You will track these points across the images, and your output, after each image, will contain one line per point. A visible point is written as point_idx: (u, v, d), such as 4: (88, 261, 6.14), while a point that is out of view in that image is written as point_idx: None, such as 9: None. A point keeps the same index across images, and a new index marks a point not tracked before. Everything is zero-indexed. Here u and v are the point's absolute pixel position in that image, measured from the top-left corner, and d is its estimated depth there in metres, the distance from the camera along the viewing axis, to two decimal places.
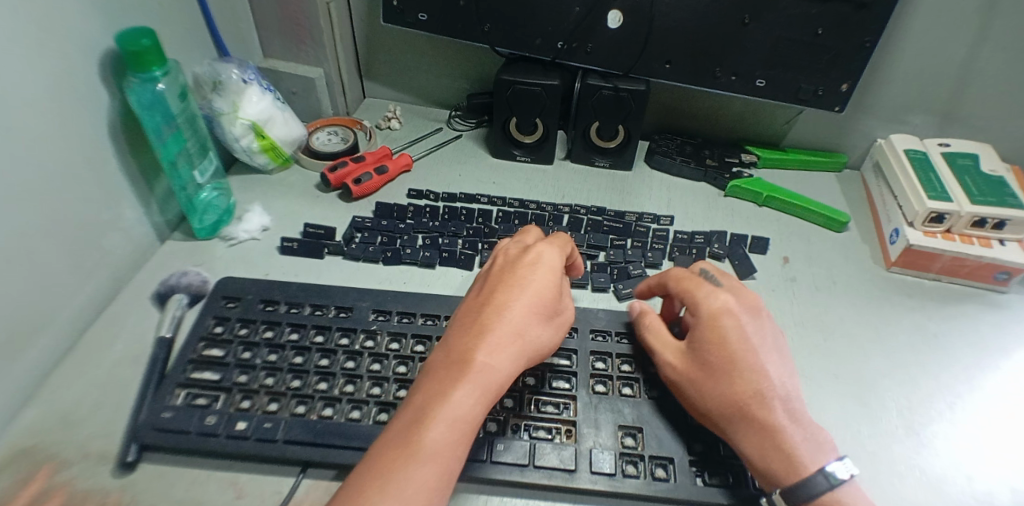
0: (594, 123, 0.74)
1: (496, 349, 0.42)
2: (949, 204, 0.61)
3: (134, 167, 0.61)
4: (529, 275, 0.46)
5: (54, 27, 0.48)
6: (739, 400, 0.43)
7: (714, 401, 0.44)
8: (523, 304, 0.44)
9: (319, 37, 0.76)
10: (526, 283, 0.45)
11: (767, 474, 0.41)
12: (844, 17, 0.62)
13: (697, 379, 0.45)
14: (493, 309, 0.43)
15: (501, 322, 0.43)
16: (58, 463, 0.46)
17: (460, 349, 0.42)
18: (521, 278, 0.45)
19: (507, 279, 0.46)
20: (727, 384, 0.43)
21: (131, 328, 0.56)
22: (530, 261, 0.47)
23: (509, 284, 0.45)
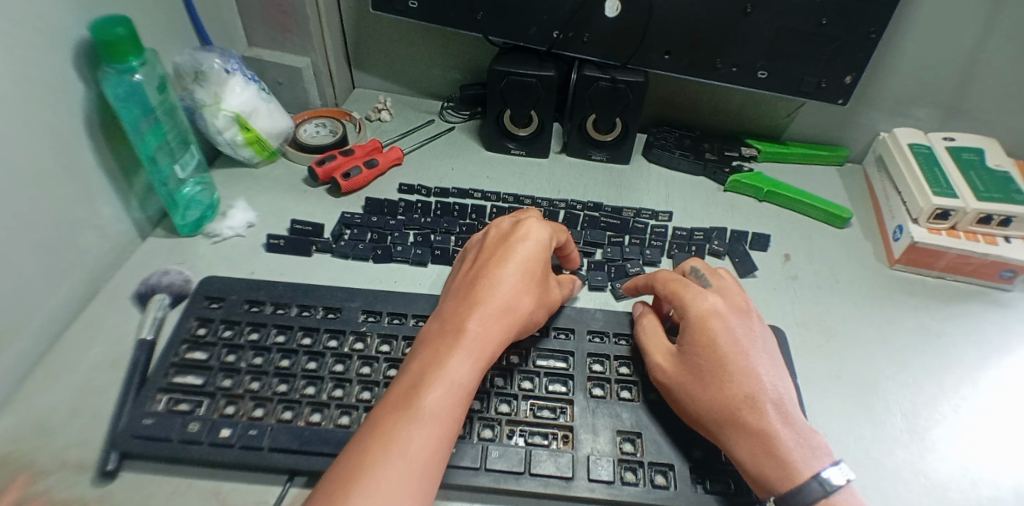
0: (591, 115, 0.72)
1: (489, 317, 0.43)
2: (954, 201, 0.60)
3: (112, 162, 0.58)
4: (518, 250, 0.47)
5: (22, 16, 0.45)
6: (728, 403, 0.42)
7: (704, 406, 0.43)
8: (512, 276, 0.46)
9: (305, 25, 0.73)
10: (516, 257, 0.47)
11: (760, 480, 0.40)
12: (850, 7, 0.60)
13: (684, 383, 0.44)
14: (485, 281, 0.45)
15: (492, 294, 0.45)
16: (33, 473, 0.44)
17: (455, 319, 0.43)
18: (511, 253, 0.47)
19: (499, 254, 0.47)
20: (716, 388, 0.42)
21: (111, 330, 0.54)
22: (518, 237, 0.49)
23: (499, 259, 0.47)
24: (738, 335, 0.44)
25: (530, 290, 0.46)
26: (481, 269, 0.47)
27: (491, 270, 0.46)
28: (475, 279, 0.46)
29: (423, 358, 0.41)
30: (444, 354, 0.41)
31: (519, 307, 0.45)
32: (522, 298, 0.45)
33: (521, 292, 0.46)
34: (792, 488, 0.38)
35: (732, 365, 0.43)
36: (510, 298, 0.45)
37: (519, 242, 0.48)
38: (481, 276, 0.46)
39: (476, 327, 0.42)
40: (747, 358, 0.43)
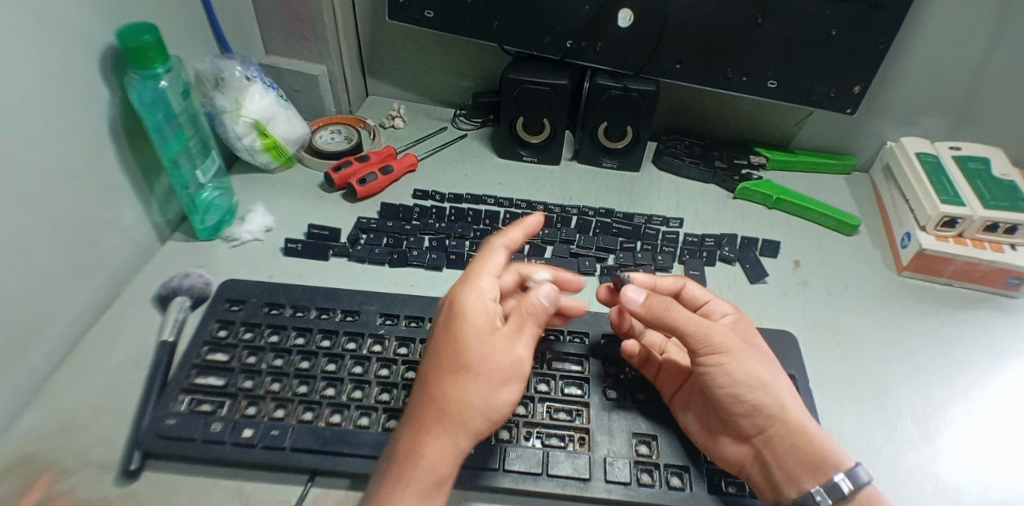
0: (603, 123, 0.73)
1: (443, 390, 0.40)
2: (962, 209, 0.61)
3: (135, 167, 0.59)
4: (460, 299, 0.43)
5: (54, 23, 0.46)
6: (779, 393, 0.43)
7: (758, 394, 0.43)
8: (474, 344, 0.41)
9: (322, 34, 0.75)
10: (457, 312, 0.42)
11: (803, 471, 0.41)
12: (858, 18, 0.62)
13: (740, 367, 0.43)
14: (429, 385, 0.40)
15: (436, 400, 0.39)
16: (56, 472, 0.44)
17: (418, 393, 0.41)
18: (452, 307, 0.43)
19: (442, 341, 0.41)
20: (761, 384, 0.43)
21: (132, 332, 0.55)
22: (458, 287, 0.44)
23: (451, 325, 0.41)
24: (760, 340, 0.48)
25: (480, 386, 0.40)
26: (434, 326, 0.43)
27: (440, 331, 0.42)
28: (429, 341, 0.43)
29: (396, 440, 0.40)
30: (409, 436, 0.39)
31: (474, 367, 0.40)
32: (471, 355, 0.40)
33: (471, 347, 0.41)
34: (847, 472, 0.39)
35: (768, 363, 0.45)
36: (458, 360, 0.40)
37: (458, 290, 0.44)
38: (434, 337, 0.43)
39: (436, 401, 0.39)
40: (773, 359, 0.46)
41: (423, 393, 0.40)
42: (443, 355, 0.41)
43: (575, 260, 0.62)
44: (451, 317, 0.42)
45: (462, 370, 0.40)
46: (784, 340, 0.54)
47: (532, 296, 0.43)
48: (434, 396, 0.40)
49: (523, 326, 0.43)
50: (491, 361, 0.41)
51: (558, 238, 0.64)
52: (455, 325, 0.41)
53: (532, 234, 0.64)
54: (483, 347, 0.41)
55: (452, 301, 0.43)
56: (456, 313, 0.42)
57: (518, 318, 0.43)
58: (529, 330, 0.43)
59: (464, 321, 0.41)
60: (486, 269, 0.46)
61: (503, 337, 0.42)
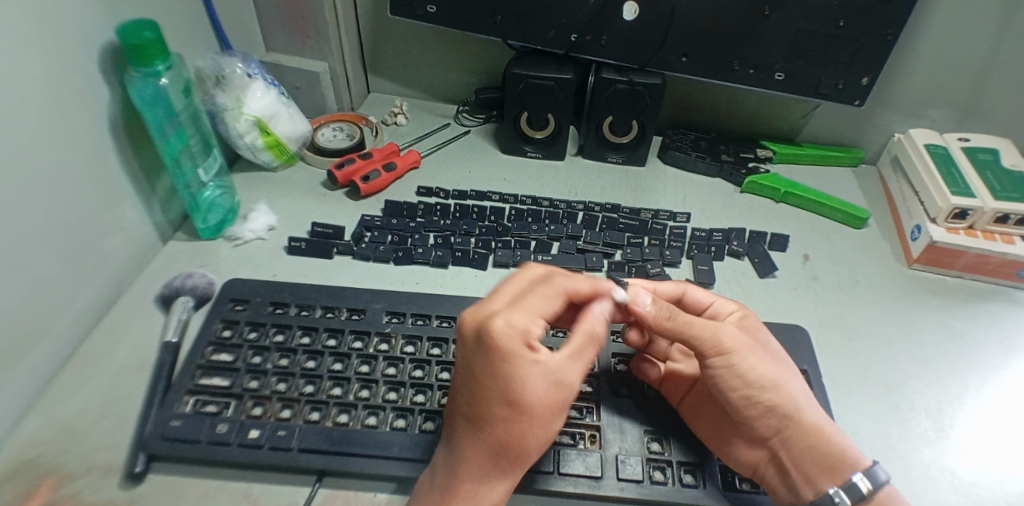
0: (608, 118, 0.72)
1: (498, 435, 0.38)
2: (973, 200, 0.61)
3: (136, 166, 0.58)
4: (516, 349, 0.38)
5: (52, 21, 0.46)
6: (791, 394, 0.42)
7: (772, 396, 0.42)
8: (533, 392, 0.38)
9: (324, 30, 0.74)
10: (511, 361, 0.38)
11: (820, 472, 0.40)
12: (867, 9, 0.61)
13: (755, 368, 0.42)
14: (480, 430, 0.38)
15: (490, 445, 0.38)
16: (60, 477, 0.44)
17: (465, 435, 0.39)
18: (504, 356, 0.38)
19: (491, 387, 0.38)
20: (774, 387, 0.42)
21: (135, 333, 0.54)
22: (505, 329, 0.39)
23: (501, 372, 0.38)
24: (768, 338, 0.46)
25: (537, 429, 0.39)
26: (474, 371, 0.39)
27: (489, 379, 0.38)
28: (471, 386, 0.39)
29: (441, 476, 0.39)
30: (461, 479, 0.38)
31: (531, 412, 0.38)
32: (529, 401, 0.38)
33: (528, 395, 0.38)
34: (865, 472, 0.39)
35: (780, 362, 0.44)
36: (515, 409, 0.38)
37: (506, 333, 0.38)
38: (477, 383, 0.39)
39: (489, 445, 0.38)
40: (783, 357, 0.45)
41: (471, 435, 0.39)
42: (496, 405, 0.38)
43: (582, 256, 0.61)
44: (506, 367, 0.38)
45: (520, 416, 0.38)
46: (795, 335, 0.53)
47: (593, 314, 0.44)
48: (488, 442, 0.38)
49: (582, 352, 0.41)
50: (551, 402, 0.39)
51: (564, 234, 0.63)
52: (512, 375, 0.38)
53: (538, 230, 0.63)
54: (543, 391, 0.38)
55: (502, 349, 0.38)
56: (511, 363, 0.38)
57: (578, 343, 0.41)
58: (588, 353, 0.42)
59: (522, 372, 0.38)
60: (532, 306, 0.41)
61: (564, 369, 0.40)
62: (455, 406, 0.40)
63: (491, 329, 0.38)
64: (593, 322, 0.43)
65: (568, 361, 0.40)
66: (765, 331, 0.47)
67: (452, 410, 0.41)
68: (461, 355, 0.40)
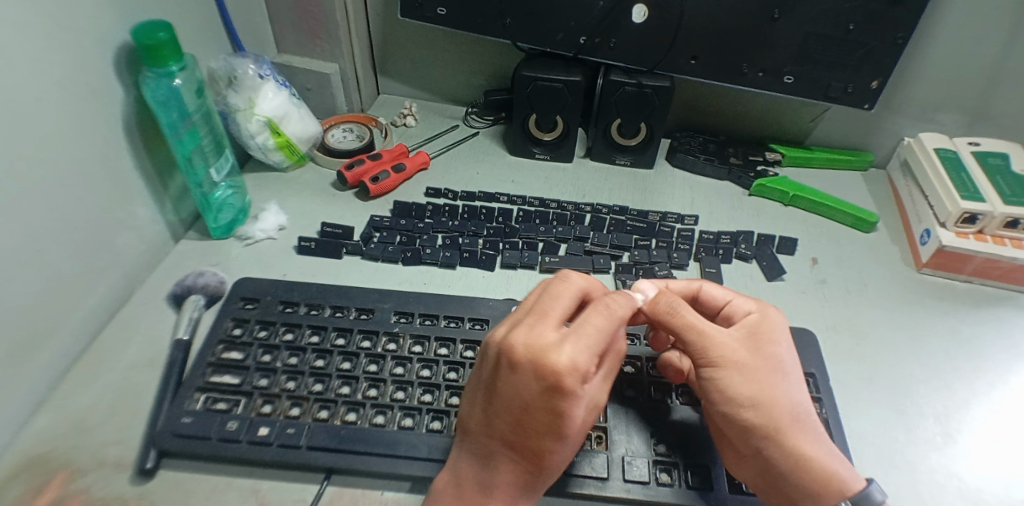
0: (616, 120, 0.72)
1: (538, 460, 0.40)
2: (982, 205, 0.60)
3: (149, 166, 0.59)
4: (578, 389, 0.38)
5: (68, 23, 0.47)
6: (777, 413, 0.41)
7: (752, 415, 0.41)
8: (578, 422, 0.39)
9: (335, 32, 0.75)
10: (573, 402, 0.38)
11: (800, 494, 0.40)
12: (876, 12, 0.61)
13: (736, 383, 0.41)
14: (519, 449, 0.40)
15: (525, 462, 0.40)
16: (72, 471, 0.44)
17: (505, 457, 0.40)
18: (566, 395, 0.38)
19: (541, 416, 0.39)
20: (756, 406, 0.41)
21: (146, 331, 0.55)
22: (571, 371, 0.38)
23: (558, 407, 0.38)
24: (781, 348, 0.44)
25: (572, 449, 0.41)
26: (530, 406, 0.39)
27: (545, 415, 0.39)
28: (523, 417, 0.39)
29: (471, 490, 0.40)
30: (495, 496, 0.40)
31: (571, 438, 0.40)
32: (575, 432, 0.40)
33: (577, 426, 0.39)
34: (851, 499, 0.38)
35: (779, 376, 0.42)
36: (562, 440, 0.39)
37: (571, 375, 0.38)
38: (530, 416, 0.39)
39: (526, 466, 0.40)
40: (791, 370, 0.43)
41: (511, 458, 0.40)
42: (546, 436, 0.39)
43: (589, 258, 0.61)
44: (566, 407, 0.38)
45: (563, 444, 0.40)
46: (803, 339, 0.53)
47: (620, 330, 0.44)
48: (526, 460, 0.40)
49: (615, 372, 0.42)
50: (588, 427, 0.41)
51: (572, 235, 0.64)
52: (566, 411, 0.38)
53: (545, 232, 0.64)
54: (587, 420, 0.40)
55: (565, 390, 0.38)
56: (571, 403, 0.38)
57: (613, 365, 0.42)
58: (618, 371, 0.43)
59: (576, 408, 0.39)
60: (593, 339, 0.40)
61: (602, 395, 0.41)
62: (493, 423, 0.40)
63: (556, 369, 0.37)
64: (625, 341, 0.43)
65: (604, 385, 0.41)
66: (781, 339, 0.45)
67: (489, 430, 0.41)
68: (511, 380, 0.39)
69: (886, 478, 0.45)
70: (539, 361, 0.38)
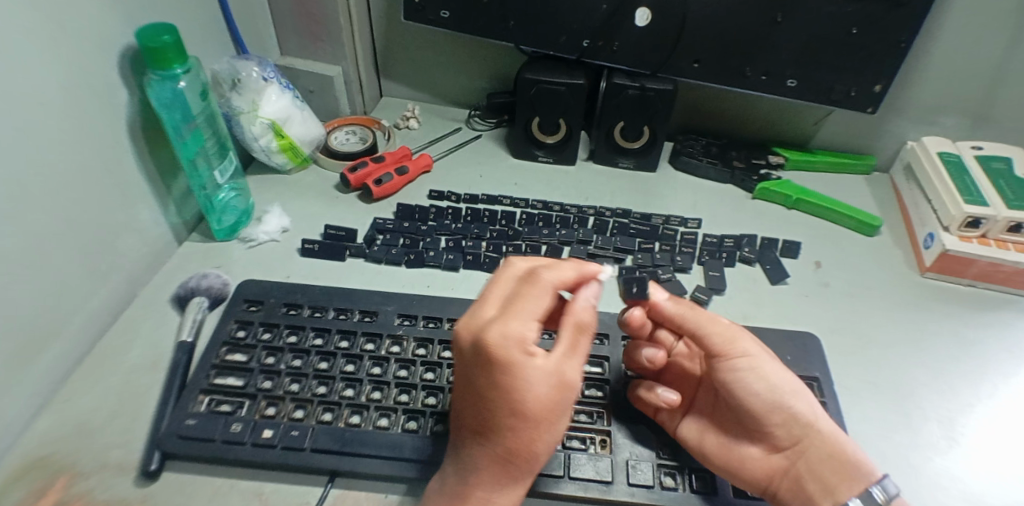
0: (619, 123, 0.73)
1: (503, 442, 0.39)
2: (985, 209, 0.60)
3: (153, 168, 0.59)
4: (513, 357, 0.37)
5: (74, 26, 0.47)
6: (809, 401, 0.44)
7: (793, 403, 0.44)
8: (533, 396, 0.37)
9: (338, 35, 0.75)
10: (513, 371, 0.37)
11: (836, 478, 0.42)
12: (879, 16, 0.61)
13: (774, 372, 0.44)
14: (488, 435, 0.39)
15: (498, 446, 0.39)
16: (75, 474, 0.44)
17: (474, 444, 0.40)
18: (503, 367, 0.37)
19: (493, 396, 0.38)
20: (792, 395, 0.44)
21: (149, 333, 0.55)
22: (500, 340, 0.37)
23: (502, 382, 0.37)
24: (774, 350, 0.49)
25: (544, 429, 0.39)
26: (477, 383, 0.38)
27: (491, 391, 0.38)
28: (474, 397, 0.39)
29: (452, 483, 0.40)
30: (473, 487, 0.39)
31: (534, 416, 0.38)
32: (531, 407, 0.38)
33: (531, 401, 0.38)
34: (882, 479, 0.40)
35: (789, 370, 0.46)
36: (517, 416, 0.38)
37: (501, 344, 0.37)
38: (480, 395, 0.38)
39: (496, 452, 0.39)
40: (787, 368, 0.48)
41: (480, 444, 0.39)
42: (499, 413, 0.38)
43: (592, 261, 0.61)
44: (506, 377, 0.37)
45: (523, 422, 0.38)
46: (807, 342, 0.53)
47: (579, 303, 0.42)
48: (496, 445, 0.39)
49: (576, 347, 0.41)
50: (553, 403, 0.38)
51: (575, 238, 0.64)
52: (512, 385, 0.37)
53: (548, 235, 0.64)
54: (546, 395, 0.38)
55: (499, 361, 0.37)
56: (512, 373, 0.37)
57: (569, 339, 0.41)
58: (583, 346, 0.41)
59: (521, 380, 0.37)
60: (526, 311, 0.39)
61: (561, 367, 0.39)
62: (461, 411, 0.40)
63: (486, 342, 0.37)
64: (581, 313, 0.41)
65: (565, 360, 0.39)
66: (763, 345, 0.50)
67: (458, 419, 0.41)
68: (461, 364, 0.39)
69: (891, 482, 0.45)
70: (473, 338, 0.38)
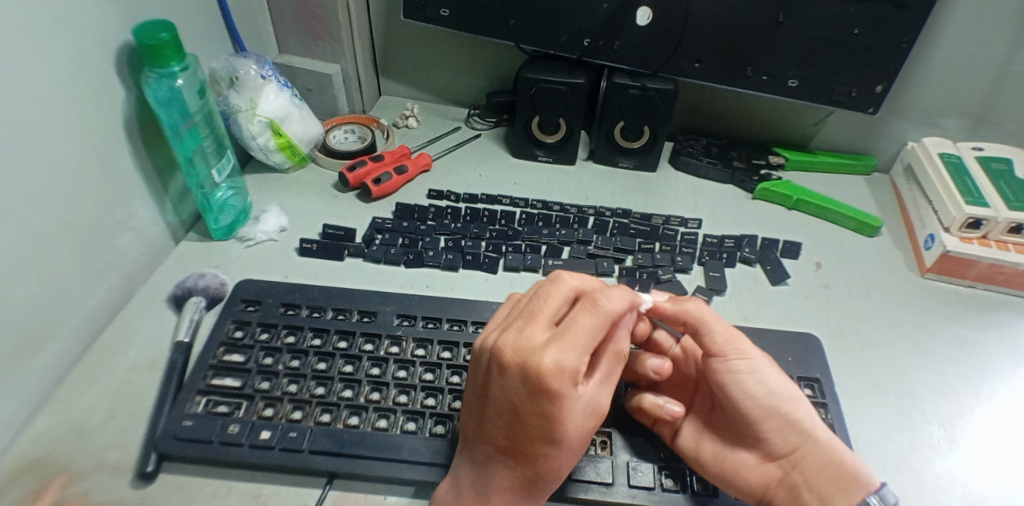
0: (620, 123, 0.72)
1: (532, 465, 0.40)
2: (986, 210, 0.60)
3: (149, 166, 0.59)
4: (565, 387, 0.37)
5: (69, 24, 0.46)
6: (805, 407, 0.44)
7: (789, 407, 0.43)
8: (572, 423, 0.39)
9: (337, 33, 0.74)
10: (564, 404, 0.38)
11: (831, 489, 0.41)
12: (881, 16, 0.61)
13: (774, 377, 0.44)
14: (516, 452, 0.40)
15: (524, 462, 0.40)
16: (70, 475, 0.44)
17: (498, 459, 0.40)
18: (554, 396, 0.37)
19: (532, 419, 0.38)
20: (789, 400, 0.43)
21: (147, 333, 0.54)
22: (558, 372, 0.37)
23: (547, 409, 0.38)
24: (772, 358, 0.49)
25: (573, 452, 0.40)
26: (520, 408, 0.38)
27: (535, 415, 0.38)
28: (511, 419, 0.39)
29: (467, 492, 0.41)
30: (492, 500, 0.41)
31: (568, 443, 0.39)
32: (571, 436, 0.39)
33: (572, 431, 0.39)
34: (879, 492, 0.40)
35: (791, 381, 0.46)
36: (556, 444, 0.39)
37: (559, 377, 0.37)
38: (521, 418, 0.39)
39: (523, 473, 0.40)
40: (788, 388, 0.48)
41: (506, 463, 0.40)
42: (537, 437, 0.39)
43: (593, 261, 0.61)
44: (554, 407, 0.38)
45: (558, 447, 0.39)
46: (809, 343, 0.53)
47: (620, 331, 0.43)
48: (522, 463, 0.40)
49: (612, 374, 0.42)
50: (588, 430, 0.40)
51: (575, 238, 0.63)
52: (559, 413, 0.38)
53: (548, 235, 0.64)
54: (586, 424, 0.40)
55: (552, 391, 0.37)
56: (562, 406, 0.38)
57: (607, 367, 0.42)
58: (618, 374, 0.43)
59: (567, 408, 0.38)
60: (584, 338, 0.39)
61: (598, 397, 0.41)
62: (485, 425, 0.40)
63: (541, 372, 0.37)
64: (621, 342, 0.43)
65: (601, 389, 0.41)
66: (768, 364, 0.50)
67: (481, 435, 0.41)
68: (498, 385, 0.39)
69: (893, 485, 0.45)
70: (525, 365, 0.38)
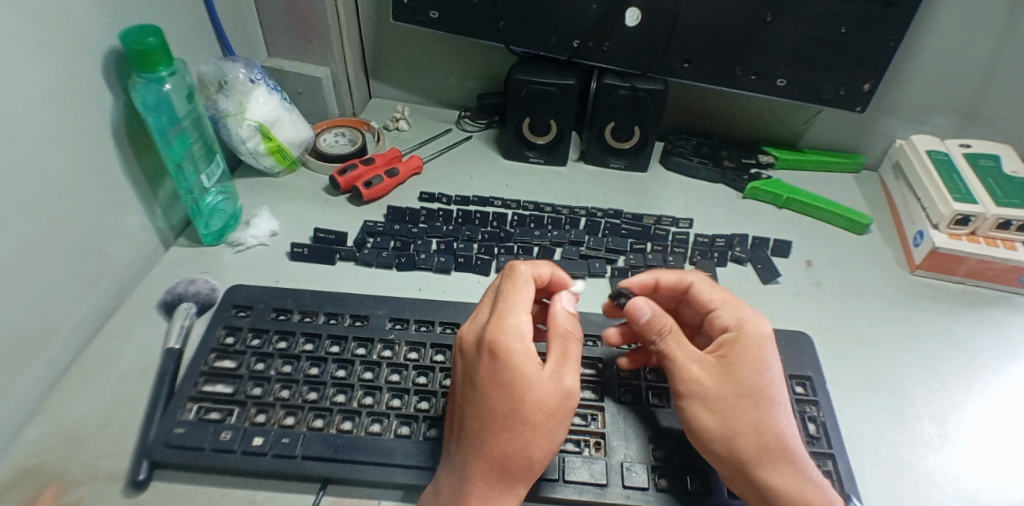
0: (611, 123, 0.72)
1: (499, 446, 0.39)
2: (975, 206, 0.61)
3: (138, 172, 0.58)
4: (510, 350, 0.40)
5: (56, 28, 0.46)
6: (744, 437, 0.41)
7: (719, 444, 0.42)
8: (527, 392, 0.40)
9: (326, 36, 0.74)
10: (511, 365, 0.40)
11: None
12: (868, 15, 0.61)
13: (701, 414, 0.43)
14: (484, 435, 0.40)
15: (492, 447, 0.39)
16: (65, 484, 0.43)
17: (468, 447, 0.40)
18: (505, 359, 0.40)
19: (491, 393, 0.40)
20: (724, 433, 0.41)
21: (138, 341, 0.54)
22: (501, 334, 0.41)
23: (499, 376, 0.40)
24: (754, 373, 0.43)
25: (538, 429, 0.40)
26: (476, 379, 0.41)
27: (490, 385, 0.40)
28: (472, 393, 0.41)
29: (444, 491, 0.40)
30: (469, 493, 0.39)
31: (529, 413, 0.39)
32: (529, 407, 0.39)
33: (530, 399, 0.40)
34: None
35: (749, 406, 0.42)
36: (516, 414, 0.39)
37: (501, 337, 0.41)
38: (478, 390, 0.40)
39: (492, 457, 0.39)
40: (778, 396, 0.43)
41: (476, 447, 0.40)
42: (499, 411, 0.40)
43: (585, 262, 0.61)
44: (506, 371, 0.40)
45: (523, 420, 0.39)
46: (801, 342, 0.53)
47: (558, 313, 0.44)
48: (489, 446, 0.39)
49: (567, 354, 0.42)
50: (552, 405, 0.40)
51: (567, 239, 0.63)
52: (511, 376, 0.40)
53: (541, 236, 0.64)
54: (543, 398, 0.40)
55: (499, 352, 0.40)
56: (510, 369, 0.40)
57: (558, 347, 0.42)
58: (574, 353, 0.42)
59: (518, 374, 0.40)
60: (519, 305, 0.43)
61: (556, 373, 0.41)
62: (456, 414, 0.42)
63: (487, 335, 0.41)
64: (564, 321, 0.43)
65: (558, 368, 0.41)
66: (766, 366, 0.44)
67: (456, 425, 0.42)
68: (461, 367, 0.42)
69: (885, 481, 0.46)
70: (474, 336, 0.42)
